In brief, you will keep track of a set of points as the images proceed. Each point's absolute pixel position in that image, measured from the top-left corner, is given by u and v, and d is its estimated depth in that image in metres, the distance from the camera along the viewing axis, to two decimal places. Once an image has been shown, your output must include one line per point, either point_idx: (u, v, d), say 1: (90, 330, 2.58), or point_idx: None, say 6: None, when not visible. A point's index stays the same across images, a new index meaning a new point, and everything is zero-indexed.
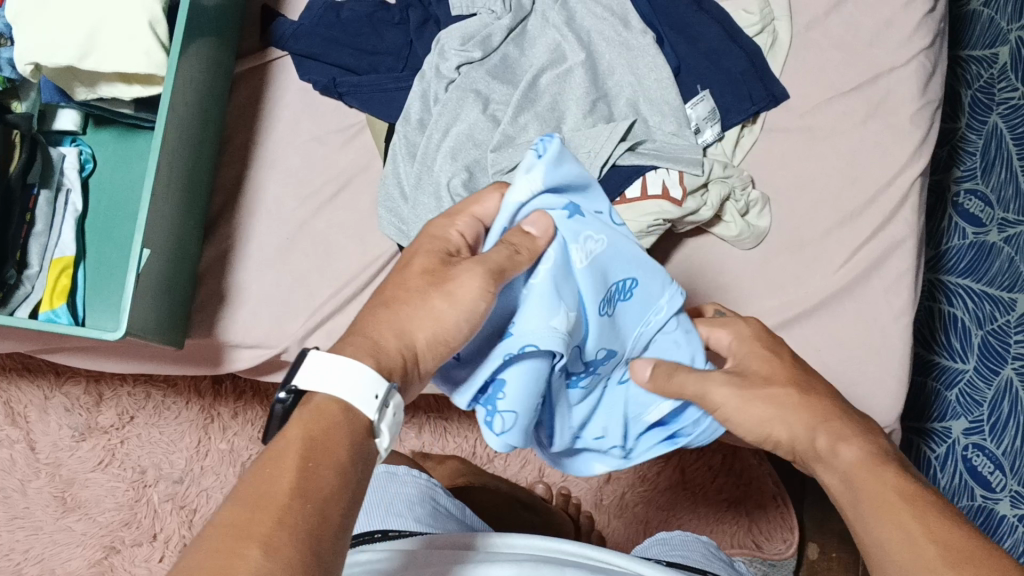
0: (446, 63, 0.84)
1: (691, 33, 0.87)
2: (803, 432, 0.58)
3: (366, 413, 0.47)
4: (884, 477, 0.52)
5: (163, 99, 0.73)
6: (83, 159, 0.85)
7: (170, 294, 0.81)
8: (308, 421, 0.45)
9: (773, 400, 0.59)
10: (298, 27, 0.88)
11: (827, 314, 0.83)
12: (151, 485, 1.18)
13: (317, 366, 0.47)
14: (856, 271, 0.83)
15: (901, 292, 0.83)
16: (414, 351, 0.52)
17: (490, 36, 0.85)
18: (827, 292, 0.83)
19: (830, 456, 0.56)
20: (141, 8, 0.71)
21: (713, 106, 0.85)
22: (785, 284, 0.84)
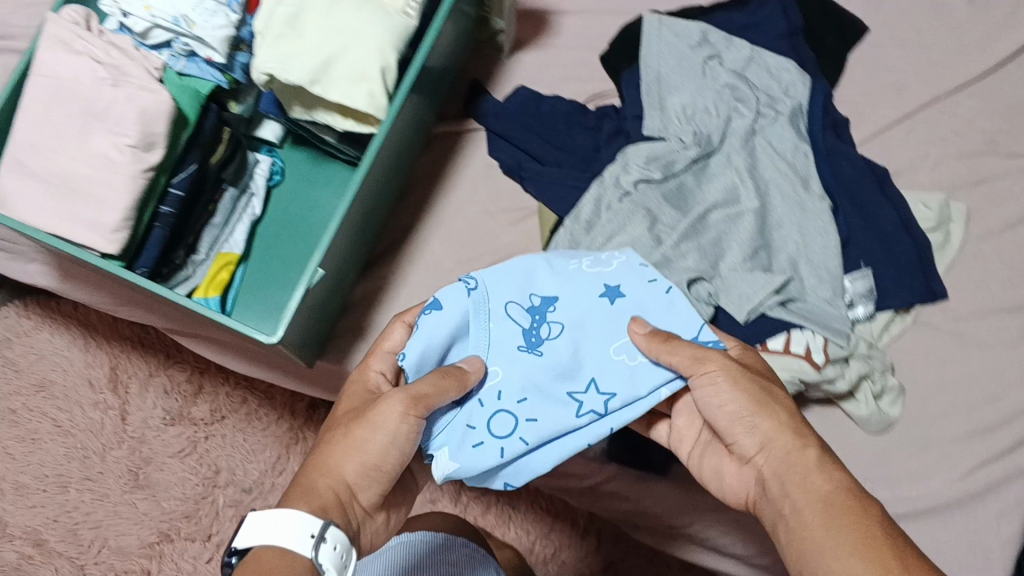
0: (626, 175, 0.88)
1: (867, 211, 0.89)
2: (812, 502, 0.55)
3: (304, 552, 0.52)
4: (871, 532, 0.52)
5: (374, 141, 0.78)
6: (274, 170, 0.90)
7: (319, 316, 0.84)
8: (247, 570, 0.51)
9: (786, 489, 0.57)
10: (501, 107, 0.94)
11: (934, 521, 0.82)
12: (221, 487, 1.21)
13: (258, 518, 0.53)
14: (974, 487, 0.82)
15: (1015, 522, 0.81)
16: (347, 484, 0.58)
17: (673, 162, 0.89)
18: (941, 501, 0.82)
19: (803, 522, 0.55)
20: (378, 53, 0.76)
21: (872, 285, 0.86)
22: (903, 478, 0.83)
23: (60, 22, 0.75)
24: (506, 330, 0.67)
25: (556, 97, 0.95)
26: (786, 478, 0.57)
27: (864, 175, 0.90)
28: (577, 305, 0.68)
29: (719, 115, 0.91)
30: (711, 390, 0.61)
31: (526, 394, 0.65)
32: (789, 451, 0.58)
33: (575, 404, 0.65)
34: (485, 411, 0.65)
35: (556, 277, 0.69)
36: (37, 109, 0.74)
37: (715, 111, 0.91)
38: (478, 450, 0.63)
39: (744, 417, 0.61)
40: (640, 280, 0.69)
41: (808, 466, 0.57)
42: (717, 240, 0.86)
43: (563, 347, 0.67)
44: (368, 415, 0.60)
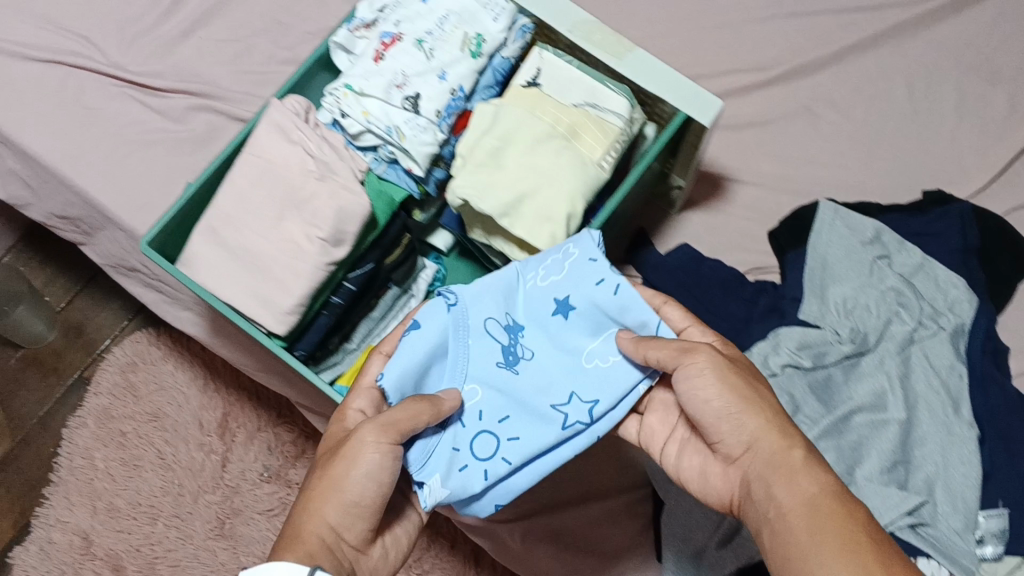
0: (775, 357, 0.88)
1: (1014, 448, 0.86)
2: (795, 496, 0.59)
3: None
4: (843, 521, 0.56)
5: None
6: (436, 277, 0.92)
7: None
8: None
9: (781, 481, 0.60)
10: (662, 260, 0.94)
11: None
12: None
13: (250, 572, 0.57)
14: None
15: None
16: (330, 526, 0.61)
17: (825, 352, 0.89)
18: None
19: (781, 505, 0.59)
20: (568, 199, 0.77)
21: (1006, 527, 0.83)
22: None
23: (285, 110, 0.78)
24: (480, 358, 0.72)
25: (717, 261, 0.94)
26: (771, 475, 0.61)
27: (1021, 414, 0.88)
28: (545, 330, 0.73)
29: (879, 317, 0.90)
30: (703, 388, 0.64)
31: (508, 413, 0.71)
32: (773, 454, 0.61)
33: (557, 415, 0.69)
34: (467, 433, 0.70)
35: (518, 301, 0.73)
36: (243, 185, 0.77)
37: (877, 312, 0.91)
38: (460, 472, 0.68)
39: (731, 413, 0.63)
40: (589, 284, 0.71)
41: (793, 470, 0.60)
42: (857, 443, 0.85)
43: (541, 373, 0.72)
44: (341, 452, 0.63)
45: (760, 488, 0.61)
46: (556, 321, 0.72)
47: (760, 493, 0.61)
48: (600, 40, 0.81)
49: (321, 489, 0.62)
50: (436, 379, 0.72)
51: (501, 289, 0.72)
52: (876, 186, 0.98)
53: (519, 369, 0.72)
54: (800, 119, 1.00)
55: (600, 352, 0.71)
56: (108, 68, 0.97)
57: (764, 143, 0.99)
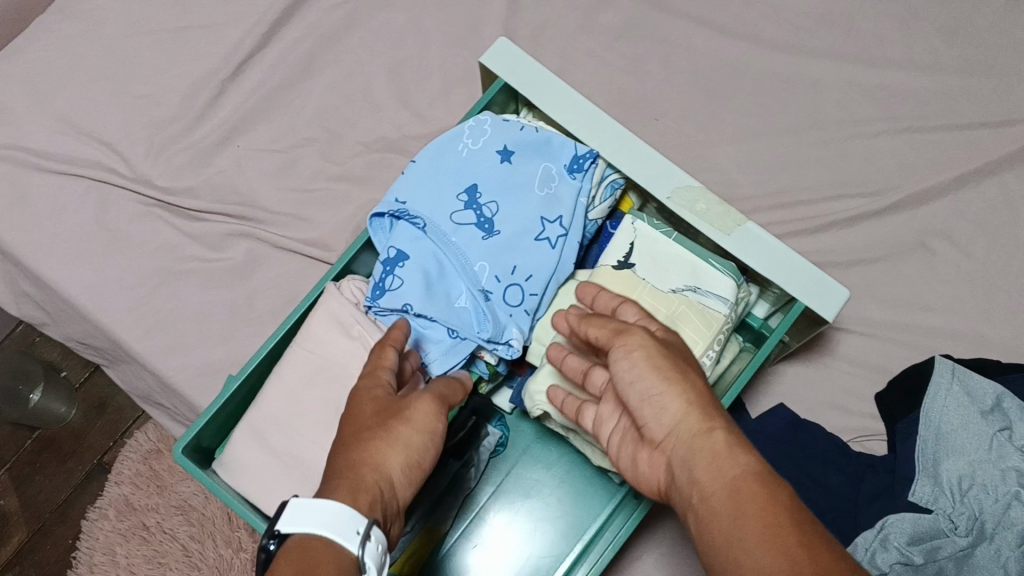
0: (882, 555, 0.76)
1: None
2: (726, 491, 0.44)
3: (349, 547, 0.45)
4: (781, 526, 0.41)
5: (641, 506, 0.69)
6: (500, 442, 0.82)
7: None
8: (296, 564, 0.43)
9: (706, 463, 0.46)
10: (757, 429, 0.85)
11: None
12: None
13: (297, 508, 0.46)
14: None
15: None
16: (391, 482, 0.52)
17: (938, 546, 0.76)
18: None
19: (712, 513, 0.44)
20: None
21: None
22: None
23: (341, 299, 0.68)
24: (462, 221, 0.69)
25: (818, 426, 0.85)
26: (693, 473, 0.47)
27: None
28: (496, 181, 0.71)
29: (1000, 500, 0.76)
30: (629, 368, 0.51)
31: (514, 262, 0.69)
32: (696, 439, 0.48)
33: (546, 241, 0.70)
34: (499, 284, 0.69)
35: (456, 167, 0.71)
36: (291, 381, 0.67)
37: (996, 493, 0.77)
38: (509, 318, 0.68)
39: (653, 395, 0.50)
40: (508, 160, 0.71)
41: (717, 453, 0.46)
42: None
43: (516, 218, 0.70)
44: (405, 413, 0.55)
45: (683, 479, 0.47)
46: (505, 165, 0.71)
47: (681, 474, 0.48)
48: (704, 211, 0.71)
49: (385, 448, 0.53)
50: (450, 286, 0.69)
51: (440, 181, 0.71)
52: (997, 337, 0.87)
53: (499, 221, 0.70)
54: (913, 256, 0.90)
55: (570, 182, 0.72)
56: (135, 185, 0.87)
57: (871, 284, 0.89)
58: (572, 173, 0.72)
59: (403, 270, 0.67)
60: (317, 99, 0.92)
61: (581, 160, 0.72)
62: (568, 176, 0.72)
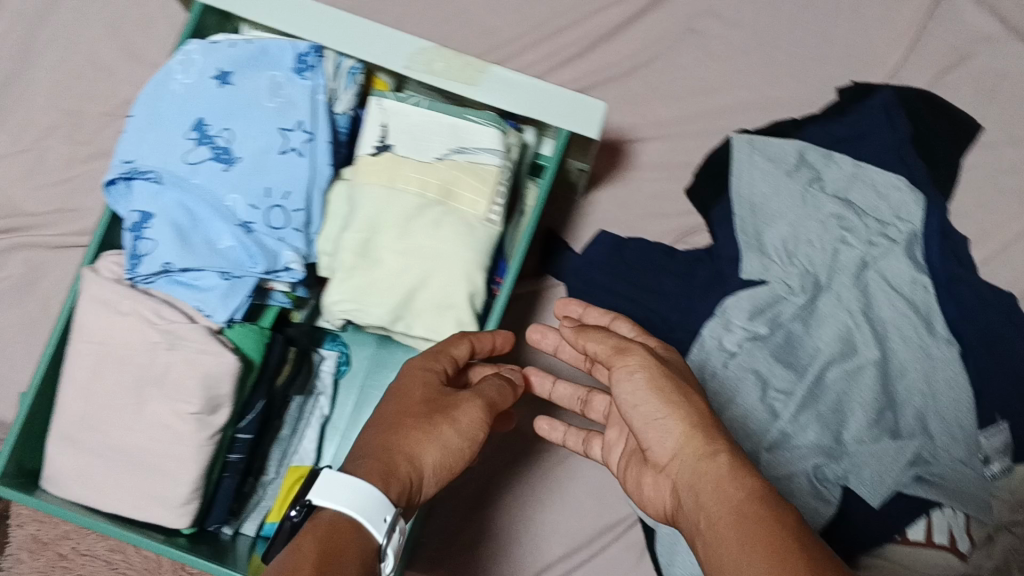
0: (729, 336, 0.81)
1: (1005, 358, 0.81)
2: (720, 511, 0.50)
3: (377, 535, 0.49)
4: (783, 518, 0.47)
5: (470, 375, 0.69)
6: (340, 362, 0.82)
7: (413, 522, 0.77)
8: (324, 536, 0.48)
9: (706, 477, 0.52)
10: (585, 262, 0.86)
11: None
12: None
13: (329, 481, 0.50)
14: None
15: None
16: (422, 474, 0.55)
17: (778, 313, 0.82)
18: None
19: (712, 529, 0.50)
20: (463, 278, 0.67)
21: (1009, 440, 0.79)
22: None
23: (101, 280, 0.66)
24: (199, 159, 0.66)
25: (641, 240, 0.87)
26: (698, 490, 0.53)
27: (994, 309, 0.83)
28: (222, 108, 0.68)
29: (826, 249, 0.84)
30: (634, 389, 0.59)
31: (265, 183, 0.66)
32: (699, 460, 0.54)
33: (292, 152, 0.67)
34: (256, 210, 0.66)
35: (177, 107, 0.68)
36: (84, 379, 0.65)
37: (820, 244, 0.84)
38: (278, 242, 0.66)
39: (657, 418, 0.58)
40: (229, 82, 0.68)
41: (720, 474, 0.52)
42: (829, 395, 0.80)
43: (255, 138, 0.67)
44: (452, 410, 0.58)
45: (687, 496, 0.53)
46: (226, 88, 0.68)
47: (687, 500, 0.53)
48: (444, 68, 0.69)
49: (426, 437, 0.56)
50: (207, 228, 0.66)
51: (166, 126, 0.67)
52: (788, 96, 0.90)
53: (238, 147, 0.67)
54: (684, 44, 0.91)
55: (303, 83, 0.69)
56: None
57: (652, 86, 0.90)
58: (303, 73, 0.69)
59: (152, 231, 0.65)
60: (45, 83, 0.87)
61: (305, 57, 0.69)
62: (300, 77, 0.69)
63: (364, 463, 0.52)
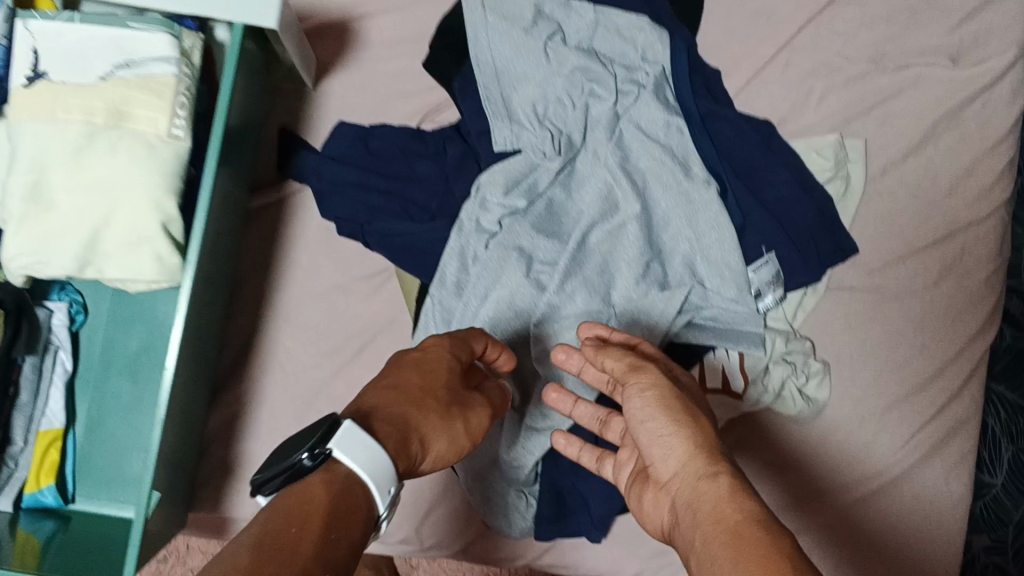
0: (487, 215, 0.77)
1: (761, 181, 0.79)
2: (709, 531, 0.47)
3: (379, 504, 0.46)
4: (762, 543, 0.44)
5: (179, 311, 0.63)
6: (73, 311, 0.77)
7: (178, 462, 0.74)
8: (330, 496, 0.43)
9: (708, 495, 0.49)
10: (323, 160, 0.78)
11: (898, 490, 0.81)
12: None
13: (351, 434, 0.46)
14: (916, 452, 0.81)
15: (957, 482, 0.81)
16: (422, 447, 0.52)
17: (536, 181, 0.77)
18: (889, 474, 0.81)
19: (703, 553, 0.46)
20: (151, 209, 0.61)
21: (777, 269, 0.78)
22: (856, 458, 0.81)
23: None
24: None
25: (383, 126, 0.81)
26: (698, 521, 0.48)
27: (748, 137, 0.80)
28: None
29: (577, 107, 0.79)
30: (643, 407, 0.55)
31: None
32: (697, 483, 0.51)
33: None
34: None
35: None
36: None
37: (570, 101, 0.79)
38: None
39: (663, 435, 0.54)
40: None
41: (720, 494, 0.49)
42: (595, 259, 0.77)
43: None
44: (471, 413, 0.56)
45: (681, 518, 0.50)
46: None
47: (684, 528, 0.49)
48: None
49: (444, 425, 0.54)
50: None
51: None
52: None
53: None
54: None
55: None
56: None
57: None
58: None
59: None
60: None
61: None
62: None
63: (384, 426, 0.49)
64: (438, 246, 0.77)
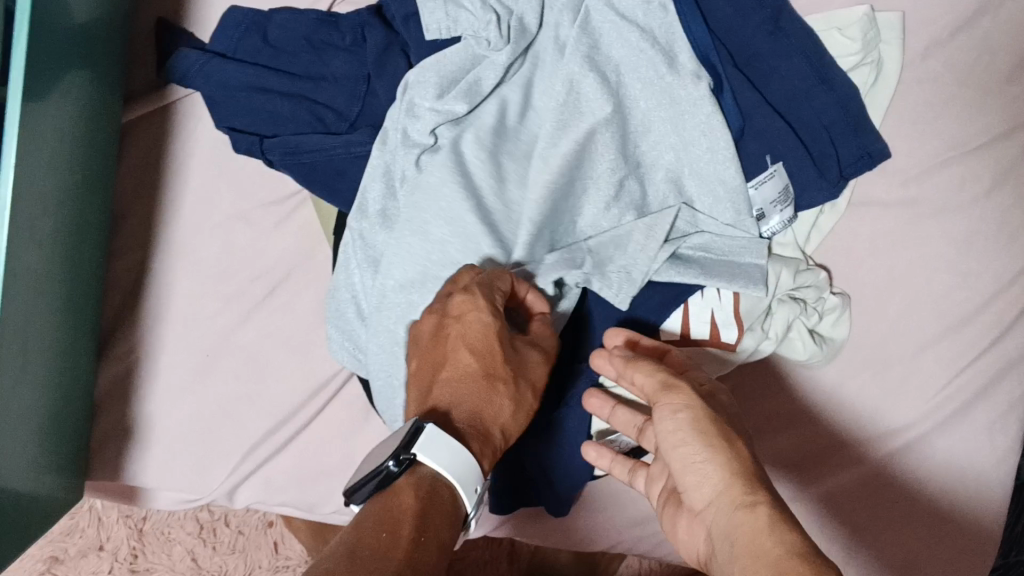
0: (416, 125, 0.59)
1: (766, 69, 0.63)
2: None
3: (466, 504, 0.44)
4: None
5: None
6: None
7: (54, 436, 0.60)
8: (416, 492, 0.42)
9: (748, 540, 0.37)
10: (207, 61, 0.63)
11: (926, 448, 0.66)
12: (111, 512, 0.99)
13: (435, 435, 0.43)
14: (950, 404, 0.66)
15: (1007, 431, 0.66)
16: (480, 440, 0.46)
17: (478, 81, 0.59)
18: (912, 431, 0.66)
19: None
20: None
21: (786, 183, 0.62)
22: (863, 416, 0.66)
23: None
24: None
25: (286, 11, 0.65)
26: (732, 558, 0.37)
27: (751, 16, 0.62)
28: None
29: None
30: (673, 431, 0.43)
31: None
32: (734, 510, 0.39)
33: None
34: None
35: None
36: None
37: None
38: None
39: (693, 461, 0.42)
40: None
41: (759, 529, 0.37)
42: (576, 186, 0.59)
43: None
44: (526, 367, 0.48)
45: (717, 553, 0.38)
46: None
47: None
48: None
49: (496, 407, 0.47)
50: None
51: None
52: None
53: None
54: None
55: None
56: None
57: None
58: None
59: None
60: None
61: None
62: None
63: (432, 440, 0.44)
64: (358, 162, 0.61)
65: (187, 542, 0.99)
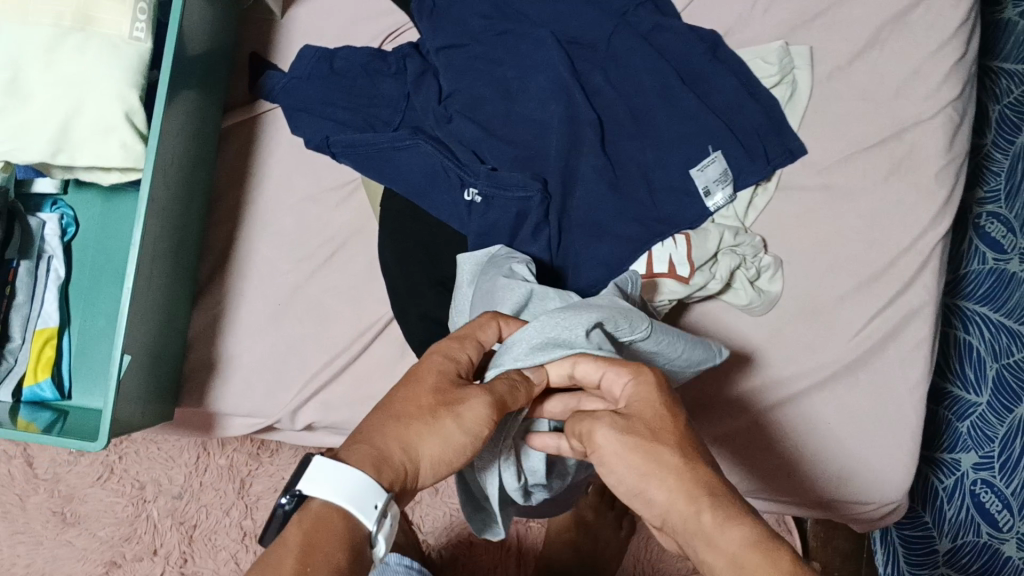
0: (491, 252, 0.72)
1: (706, 87, 0.83)
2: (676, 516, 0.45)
3: (367, 524, 0.42)
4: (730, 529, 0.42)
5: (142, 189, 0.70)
6: (65, 223, 0.82)
7: (160, 355, 0.78)
8: (309, 526, 0.41)
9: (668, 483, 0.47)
10: (289, 80, 0.84)
11: (850, 380, 0.82)
12: (150, 501, 1.11)
13: (321, 466, 0.43)
14: (868, 341, 0.82)
15: (915, 363, 0.82)
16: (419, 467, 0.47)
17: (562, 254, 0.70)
18: (841, 363, 0.82)
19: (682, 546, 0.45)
20: (117, 99, 0.69)
21: (725, 167, 0.80)
22: (800, 356, 0.83)
23: None
24: None
25: (348, 48, 0.85)
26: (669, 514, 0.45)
27: (694, 45, 0.84)
28: None
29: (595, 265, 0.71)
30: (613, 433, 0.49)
31: None
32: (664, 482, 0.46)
33: None
34: None
35: None
36: None
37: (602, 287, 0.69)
38: None
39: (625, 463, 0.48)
40: None
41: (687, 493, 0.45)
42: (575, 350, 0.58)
43: None
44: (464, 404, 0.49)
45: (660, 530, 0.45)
46: None
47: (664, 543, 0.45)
48: None
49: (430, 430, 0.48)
50: None
51: None
52: None
53: None
54: None
55: None
56: None
57: None
58: None
59: None
60: None
61: None
62: None
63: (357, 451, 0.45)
64: (394, 150, 0.80)
65: (231, 547, 1.09)
